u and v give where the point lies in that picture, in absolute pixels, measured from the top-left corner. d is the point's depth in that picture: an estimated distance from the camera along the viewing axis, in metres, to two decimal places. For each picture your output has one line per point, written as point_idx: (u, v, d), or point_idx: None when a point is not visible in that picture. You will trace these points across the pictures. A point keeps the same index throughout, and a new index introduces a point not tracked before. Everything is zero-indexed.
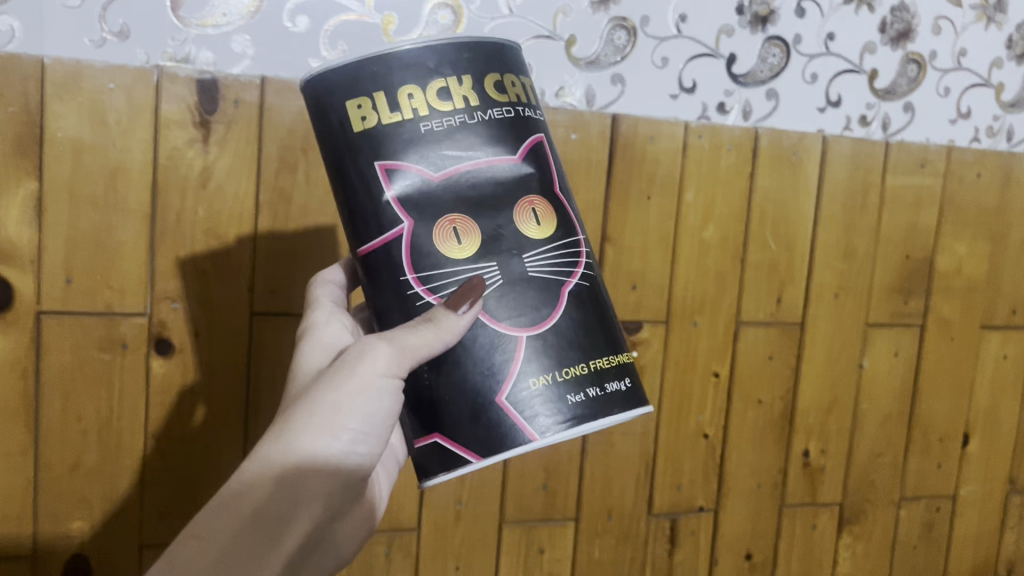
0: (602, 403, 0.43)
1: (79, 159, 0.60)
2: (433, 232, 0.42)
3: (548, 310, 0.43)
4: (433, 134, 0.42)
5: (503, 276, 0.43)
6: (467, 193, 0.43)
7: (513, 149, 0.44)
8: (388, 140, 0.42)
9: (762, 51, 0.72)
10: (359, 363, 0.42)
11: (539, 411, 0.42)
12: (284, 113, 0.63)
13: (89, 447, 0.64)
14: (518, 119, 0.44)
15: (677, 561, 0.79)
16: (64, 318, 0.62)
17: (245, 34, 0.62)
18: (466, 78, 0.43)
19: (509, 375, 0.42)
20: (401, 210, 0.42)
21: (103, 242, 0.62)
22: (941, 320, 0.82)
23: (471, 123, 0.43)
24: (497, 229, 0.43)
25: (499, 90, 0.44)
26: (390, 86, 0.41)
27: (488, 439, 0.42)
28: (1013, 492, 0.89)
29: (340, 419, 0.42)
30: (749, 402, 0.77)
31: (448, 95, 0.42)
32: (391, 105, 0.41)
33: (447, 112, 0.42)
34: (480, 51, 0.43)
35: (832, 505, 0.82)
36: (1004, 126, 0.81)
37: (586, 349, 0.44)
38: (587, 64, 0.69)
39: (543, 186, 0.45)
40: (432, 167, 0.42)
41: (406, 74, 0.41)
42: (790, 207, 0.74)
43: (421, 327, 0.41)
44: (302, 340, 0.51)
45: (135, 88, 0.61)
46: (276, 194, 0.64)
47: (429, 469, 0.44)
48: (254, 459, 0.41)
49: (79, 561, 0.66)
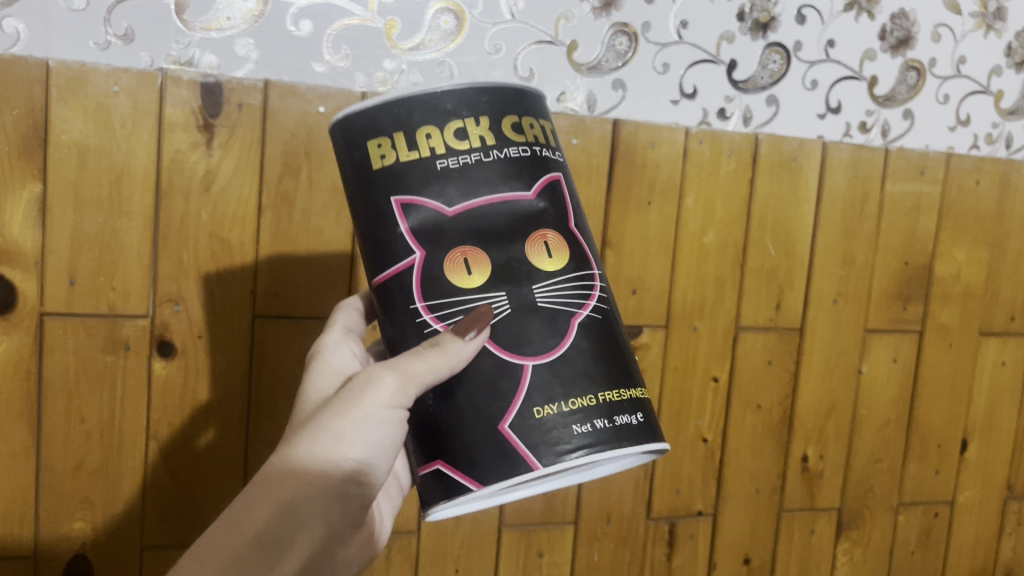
0: (610, 436, 0.43)
1: (83, 161, 0.61)
2: (445, 265, 0.43)
3: (557, 339, 0.43)
4: (449, 171, 0.43)
5: (511, 304, 0.43)
6: (480, 226, 0.43)
7: (527, 186, 0.44)
8: (405, 177, 0.43)
9: (763, 58, 0.73)
10: (364, 392, 0.43)
11: (542, 440, 0.42)
12: (287, 116, 0.64)
13: (92, 448, 0.65)
14: (535, 159, 0.45)
15: (675, 565, 0.79)
16: (68, 320, 0.62)
17: (248, 38, 0.63)
18: (484, 118, 0.43)
19: (513, 403, 0.42)
20: (414, 241, 0.43)
21: (106, 244, 0.62)
22: (940, 326, 0.82)
23: (486, 161, 0.43)
24: (507, 260, 0.43)
25: (517, 130, 0.44)
26: (409, 126, 0.42)
27: (489, 466, 0.42)
28: (1011, 498, 0.89)
29: (343, 447, 0.42)
30: (748, 407, 0.77)
31: (465, 135, 0.43)
32: (409, 143, 0.42)
33: (464, 151, 0.43)
34: (498, 93, 0.44)
35: (831, 509, 0.82)
36: (1004, 133, 0.81)
37: (594, 379, 0.44)
38: (588, 69, 0.69)
39: (557, 221, 0.45)
40: (447, 203, 0.43)
41: (425, 114, 0.42)
42: (789, 213, 0.75)
43: (427, 352, 0.42)
44: (311, 364, 0.51)
45: (140, 91, 0.61)
46: (279, 198, 0.65)
47: (431, 497, 0.44)
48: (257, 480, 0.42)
49: (80, 562, 0.66)
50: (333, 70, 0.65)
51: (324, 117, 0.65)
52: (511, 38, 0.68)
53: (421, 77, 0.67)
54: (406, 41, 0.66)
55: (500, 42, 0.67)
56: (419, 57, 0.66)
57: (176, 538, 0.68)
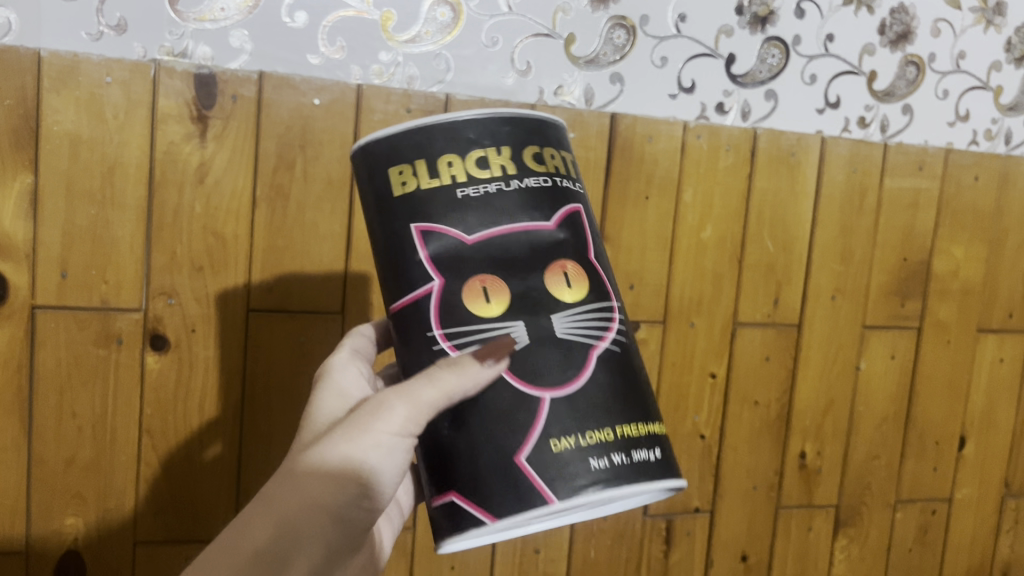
0: (627, 472, 0.42)
1: (76, 153, 0.60)
2: (464, 293, 0.42)
3: (574, 371, 0.43)
4: (470, 199, 0.42)
5: (530, 335, 0.43)
6: (499, 255, 0.42)
7: (547, 217, 0.44)
8: (427, 205, 0.42)
9: (762, 51, 0.72)
10: (375, 418, 0.42)
11: (558, 475, 0.41)
12: (282, 108, 0.63)
13: (84, 443, 0.64)
14: (555, 189, 0.44)
15: (672, 562, 0.78)
16: (60, 313, 0.62)
17: (243, 29, 0.62)
18: (505, 148, 0.43)
19: (531, 436, 0.42)
20: (433, 267, 0.42)
21: (99, 236, 0.62)
22: (938, 322, 0.82)
23: (507, 190, 0.43)
24: (526, 291, 0.43)
25: (538, 161, 0.44)
26: (431, 154, 0.42)
27: (504, 500, 0.41)
28: (1009, 495, 0.89)
29: (349, 472, 0.42)
30: (745, 403, 0.77)
31: (486, 164, 0.43)
32: (431, 170, 0.42)
33: (485, 180, 0.43)
34: (519, 122, 0.44)
35: (828, 507, 0.82)
36: (1003, 129, 0.81)
37: (612, 413, 0.43)
38: (586, 62, 0.69)
39: (576, 252, 0.45)
40: (467, 230, 0.42)
41: (447, 142, 0.42)
42: (787, 207, 0.74)
43: (442, 374, 0.41)
44: (318, 383, 0.50)
45: (133, 82, 0.60)
46: (274, 191, 0.64)
47: (445, 529, 0.43)
48: (258, 500, 0.42)
49: (72, 557, 0.66)
50: (328, 62, 0.64)
51: (320, 109, 0.64)
52: (508, 30, 0.67)
53: (418, 69, 0.66)
54: (402, 33, 0.65)
55: (497, 34, 0.67)
56: (415, 50, 0.66)
57: (169, 534, 0.67)
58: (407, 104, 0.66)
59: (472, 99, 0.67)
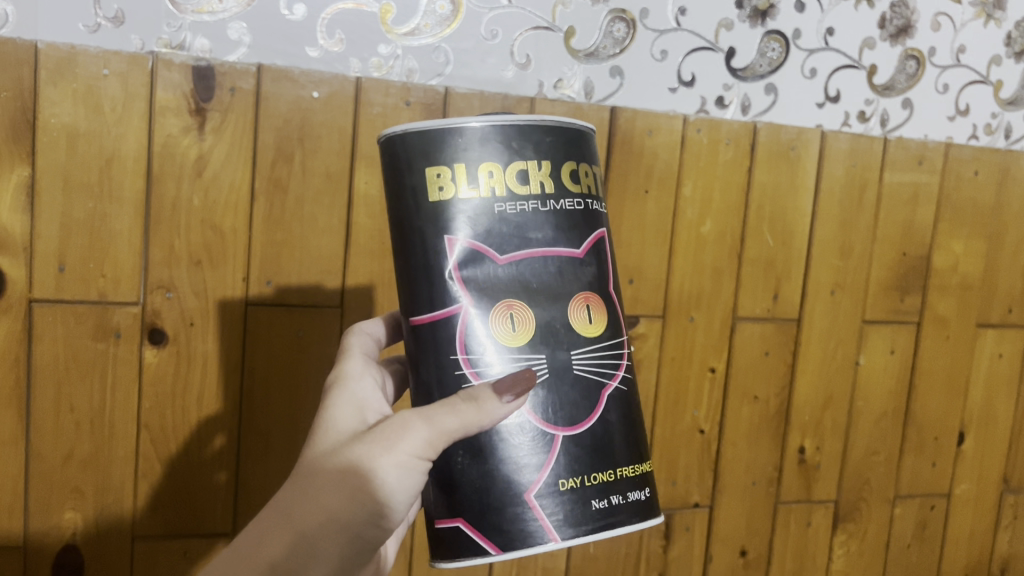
0: (622, 512, 0.44)
1: (73, 146, 0.60)
2: (489, 318, 0.43)
3: (586, 409, 0.44)
4: (506, 216, 0.43)
5: (550, 367, 0.43)
6: (527, 280, 0.43)
7: (577, 244, 0.44)
8: (461, 216, 0.42)
9: (761, 45, 0.72)
10: (399, 439, 0.42)
11: (563, 514, 0.42)
12: (281, 102, 0.63)
13: (83, 438, 0.64)
14: (586, 212, 0.45)
15: (671, 558, 0.78)
16: (57, 307, 0.61)
17: (241, 22, 0.62)
18: (546, 163, 0.43)
19: (541, 474, 0.43)
20: (462, 288, 0.43)
21: (97, 230, 0.61)
22: (937, 318, 0.82)
23: (542, 211, 0.43)
24: (550, 321, 0.43)
25: (574, 180, 0.44)
26: (472, 161, 0.42)
27: (510, 534, 0.42)
28: (1008, 490, 0.89)
29: (370, 490, 0.41)
30: (745, 399, 0.76)
31: (526, 179, 0.43)
32: (470, 179, 0.42)
33: (523, 198, 0.43)
34: (560, 134, 0.44)
35: (827, 502, 0.82)
36: (1003, 123, 0.81)
37: (614, 454, 0.44)
38: (586, 55, 0.68)
39: (598, 284, 0.45)
40: (500, 250, 0.43)
41: (490, 151, 0.42)
42: (786, 202, 0.74)
43: (463, 405, 0.41)
44: (330, 392, 0.48)
45: (130, 74, 0.60)
46: (272, 184, 0.64)
47: (448, 551, 0.44)
48: (273, 515, 0.42)
49: (71, 552, 0.65)
50: (327, 54, 0.64)
51: (319, 102, 0.64)
52: (508, 23, 0.67)
53: (417, 62, 0.66)
54: (401, 26, 0.65)
55: (496, 27, 0.67)
56: (414, 42, 0.65)
57: (168, 529, 0.67)
58: (406, 97, 0.65)
59: (471, 91, 0.66)
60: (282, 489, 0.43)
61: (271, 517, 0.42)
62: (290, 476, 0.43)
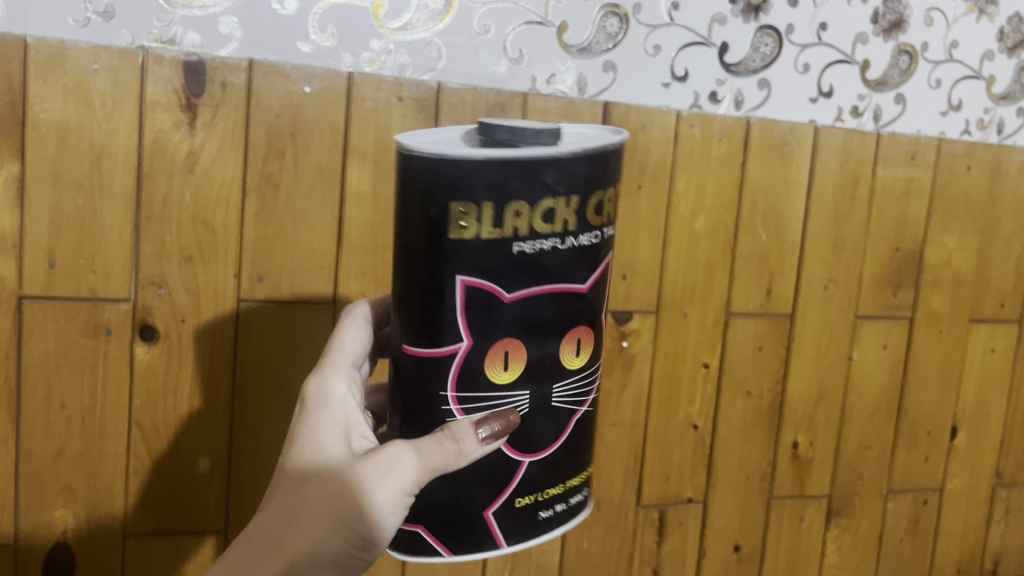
0: (565, 516, 0.48)
1: (63, 141, 0.59)
2: (485, 359, 0.43)
3: (554, 434, 0.46)
4: (524, 255, 0.41)
5: (530, 402, 0.45)
6: (529, 319, 0.43)
7: (583, 280, 0.44)
8: (480, 254, 0.41)
9: (755, 40, 0.72)
10: (387, 478, 0.43)
11: (515, 526, 0.46)
12: (272, 97, 0.63)
13: (74, 434, 0.64)
14: (599, 245, 0.44)
15: (664, 553, 0.78)
16: (47, 303, 0.61)
17: (232, 16, 0.61)
18: (574, 198, 0.42)
19: (502, 493, 0.45)
20: (466, 327, 0.42)
21: (87, 225, 0.61)
22: (930, 313, 0.82)
23: (559, 248, 0.42)
24: (541, 356, 0.44)
25: (596, 212, 0.43)
26: (502, 199, 0.40)
27: (464, 540, 0.45)
28: (1000, 485, 0.90)
29: (356, 525, 0.43)
30: (738, 394, 0.77)
31: (552, 217, 0.41)
32: (496, 219, 0.40)
33: (544, 236, 0.41)
34: (593, 164, 0.42)
35: (821, 497, 0.82)
36: (996, 118, 0.81)
37: (567, 469, 0.47)
38: (578, 51, 0.68)
39: (592, 317, 0.46)
40: (508, 288, 0.42)
41: (523, 187, 0.40)
42: (780, 197, 0.74)
43: (445, 445, 0.42)
44: (314, 409, 0.48)
45: (120, 69, 0.60)
46: (264, 179, 0.64)
47: (399, 547, 0.46)
48: (261, 539, 0.44)
49: (61, 550, 0.65)
50: (318, 49, 0.63)
51: (310, 97, 0.63)
52: (500, 18, 0.67)
53: (409, 57, 0.65)
54: (394, 21, 0.64)
55: (489, 22, 0.66)
56: (406, 37, 0.65)
57: (158, 526, 0.67)
58: (398, 92, 0.65)
59: (464, 87, 0.66)
60: (268, 511, 0.44)
61: (259, 540, 0.44)
62: (274, 498, 0.45)
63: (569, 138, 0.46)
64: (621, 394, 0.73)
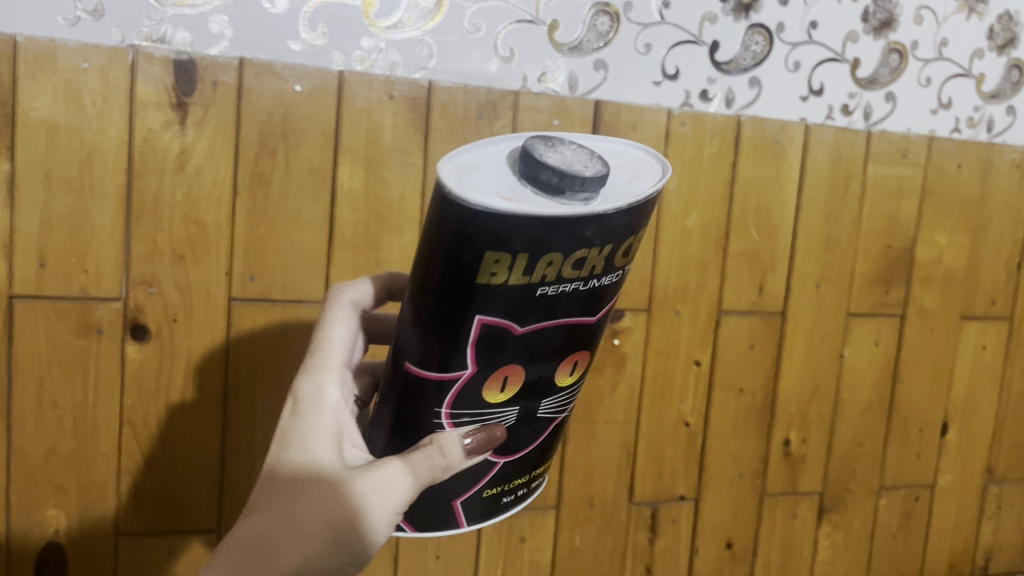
0: (522, 498, 0.49)
1: (53, 140, 0.59)
2: (483, 381, 0.41)
3: (529, 440, 0.46)
4: (545, 298, 0.38)
5: (517, 415, 0.44)
6: (534, 349, 0.41)
7: (594, 313, 0.41)
8: (503, 299, 0.37)
9: (745, 39, 0.72)
10: (383, 494, 0.42)
11: (476, 511, 0.47)
12: (263, 95, 0.62)
13: (65, 434, 0.63)
14: (617, 281, 0.41)
15: (657, 550, 0.78)
16: (38, 303, 0.61)
17: (223, 15, 0.61)
18: (608, 246, 0.37)
19: (472, 487, 0.46)
20: (472, 357, 0.40)
21: (78, 225, 0.61)
22: (921, 310, 0.82)
23: (580, 290, 0.39)
24: (537, 377, 0.42)
25: (625, 254, 0.39)
26: (537, 252, 0.35)
27: (426, 521, 0.46)
28: (991, 481, 0.90)
29: (350, 540, 0.41)
30: (730, 391, 0.77)
31: (582, 263, 0.37)
32: (527, 269, 0.36)
33: (569, 279, 0.38)
34: (636, 213, 0.37)
35: (813, 494, 0.82)
36: (985, 116, 0.81)
37: (534, 463, 0.48)
38: (570, 49, 0.68)
39: (592, 342, 0.44)
40: (521, 321, 0.39)
41: (561, 241, 0.35)
42: (771, 195, 0.75)
43: (435, 458, 0.42)
44: (307, 413, 0.46)
45: (111, 68, 0.59)
46: (255, 178, 0.64)
47: None
48: (251, 550, 0.41)
49: (52, 550, 0.65)
50: (309, 48, 0.63)
51: (302, 96, 0.63)
52: (491, 17, 0.67)
53: (400, 56, 0.65)
54: (384, 20, 0.64)
55: (479, 21, 0.66)
56: (397, 36, 0.65)
57: (150, 525, 0.67)
58: (390, 91, 0.65)
59: (456, 85, 0.66)
60: (260, 519, 0.41)
61: (248, 551, 0.41)
62: (265, 505, 0.42)
63: (614, 163, 0.40)
64: (614, 392, 0.73)
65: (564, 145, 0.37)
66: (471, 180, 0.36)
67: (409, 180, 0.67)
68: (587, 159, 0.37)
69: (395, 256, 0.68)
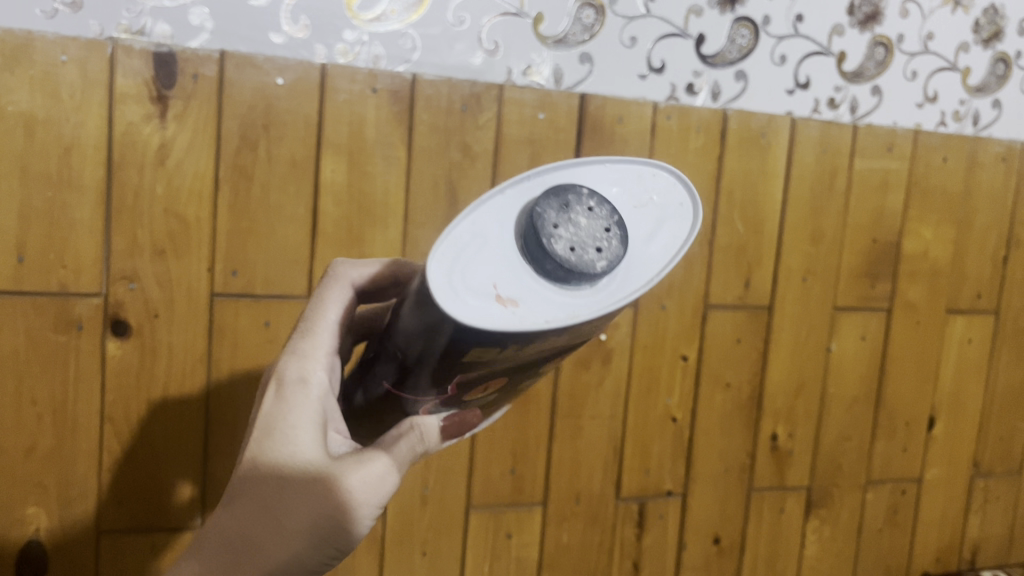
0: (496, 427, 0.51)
1: (31, 134, 0.58)
2: (466, 392, 0.41)
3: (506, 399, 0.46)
4: (538, 350, 0.36)
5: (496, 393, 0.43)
6: (520, 370, 0.39)
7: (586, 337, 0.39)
8: (493, 361, 0.36)
9: (731, 32, 0.72)
10: (370, 489, 0.41)
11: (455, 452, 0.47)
12: (243, 88, 0.62)
13: (45, 431, 0.63)
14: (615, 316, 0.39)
15: (645, 546, 0.78)
16: (16, 298, 0.60)
17: (204, 8, 0.61)
18: (609, 312, 0.35)
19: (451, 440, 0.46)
20: (454, 385, 0.39)
21: (57, 219, 0.60)
22: (907, 304, 0.82)
23: (575, 335, 0.37)
24: (521, 377, 0.42)
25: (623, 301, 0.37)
26: (532, 338, 0.34)
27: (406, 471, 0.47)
28: (978, 474, 0.90)
29: (339, 533, 0.41)
30: (717, 385, 0.77)
31: (580, 328, 0.35)
32: (521, 345, 0.34)
33: (567, 339, 0.36)
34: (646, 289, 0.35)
35: (800, 488, 0.82)
36: (971, 110, 0.81)
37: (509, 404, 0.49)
38: (555, 42, 0.68)
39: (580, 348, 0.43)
40: (508, 362, 0.37)
41: (558, 329, 0.34)
42: (758, 189, 0.74)
43: (415, 444, 0.42)
44: (293, 401, 0.44)
45: (89, 61, 0.59)
46: (237, 171, 0.63)
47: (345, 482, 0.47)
48: (236, 543, 0.40)
49: (31, 549, 0.64)
50: (292, 40, 0.63)
51: (283, 89, 0.63)
52: (475, 9, 0.66)
53: (384, 48, 0.65)
54: (367, 12, 0.64)
55: (464, 13, 0.66)
56: (381, 28, 0.65)
57: (133, 523, 0.66)
58: (373, 84, 0.65)
59: (439, 78, 0.66)
60: (244, 513, 0.40)
61: (233, 543, 0.40)
62: (249, 496, 0.41)
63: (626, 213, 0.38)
64: (600, 387, 0.73)
65: (578, 212, 0.36)
66: (469, 266, 0.34)
67: (392, 174, 0.66)
68: (602, 236, 0.35)
69: (378, 250, 0.67)
